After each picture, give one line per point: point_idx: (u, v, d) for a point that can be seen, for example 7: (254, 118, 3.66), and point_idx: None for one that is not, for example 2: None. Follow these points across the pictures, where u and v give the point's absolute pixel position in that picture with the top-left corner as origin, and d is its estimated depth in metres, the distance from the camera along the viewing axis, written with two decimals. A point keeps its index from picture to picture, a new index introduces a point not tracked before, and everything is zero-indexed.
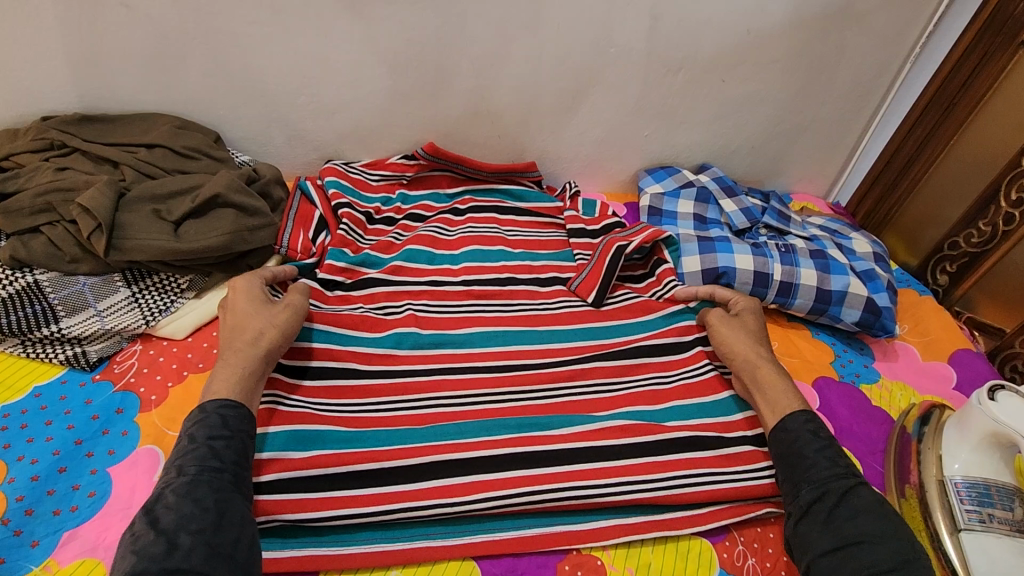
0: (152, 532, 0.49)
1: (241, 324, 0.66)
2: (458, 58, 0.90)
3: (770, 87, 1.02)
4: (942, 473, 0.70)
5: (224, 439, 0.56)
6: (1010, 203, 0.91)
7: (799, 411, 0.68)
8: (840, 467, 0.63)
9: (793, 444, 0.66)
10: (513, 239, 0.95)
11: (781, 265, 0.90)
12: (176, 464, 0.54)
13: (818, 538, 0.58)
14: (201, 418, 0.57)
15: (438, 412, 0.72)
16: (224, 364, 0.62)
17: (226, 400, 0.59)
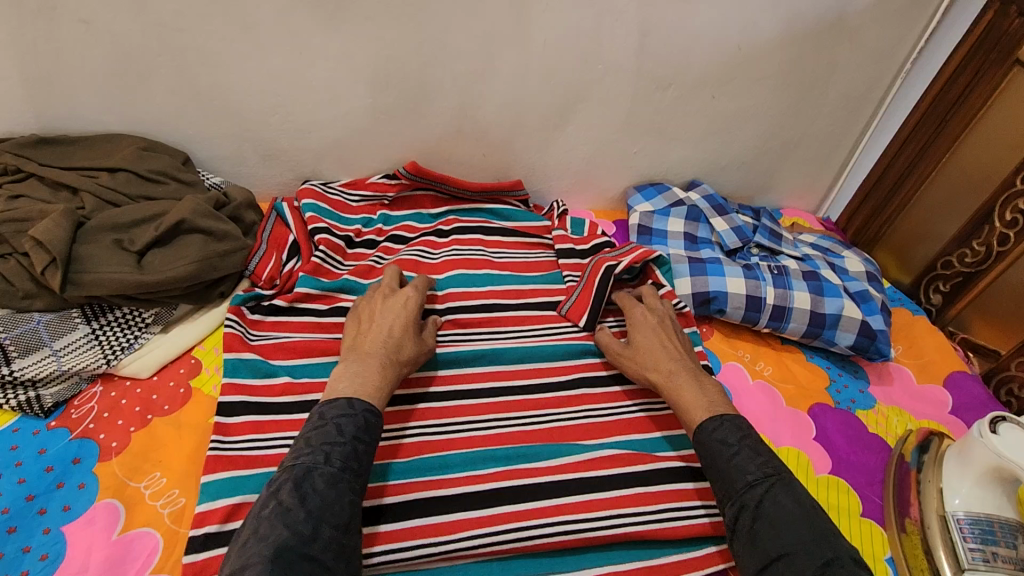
0: (299, 511, 0.50)
1: (393, 338, 0.68)
2: (440, 75, 0.86)
3: (761, 103, 1.00)
4: (943, 508, 0.68)
5: (365, 443, 0.57)
6: (1005, 224, 0.90)
7: (707, 422, 0.65)
8: (755, 474, 0.59)
9: (708, 457, 0.62)
10: (499, 261, 0.92)
11: (773, 288, 0.88)
12: (322, 449, 0.54)
13: (747, 558, 0.55)
14: (349, 412, 0.58)
15: (422, 442, 0.69)
16: (374, 368, 0.64)
17: (372, 407, 0.60)
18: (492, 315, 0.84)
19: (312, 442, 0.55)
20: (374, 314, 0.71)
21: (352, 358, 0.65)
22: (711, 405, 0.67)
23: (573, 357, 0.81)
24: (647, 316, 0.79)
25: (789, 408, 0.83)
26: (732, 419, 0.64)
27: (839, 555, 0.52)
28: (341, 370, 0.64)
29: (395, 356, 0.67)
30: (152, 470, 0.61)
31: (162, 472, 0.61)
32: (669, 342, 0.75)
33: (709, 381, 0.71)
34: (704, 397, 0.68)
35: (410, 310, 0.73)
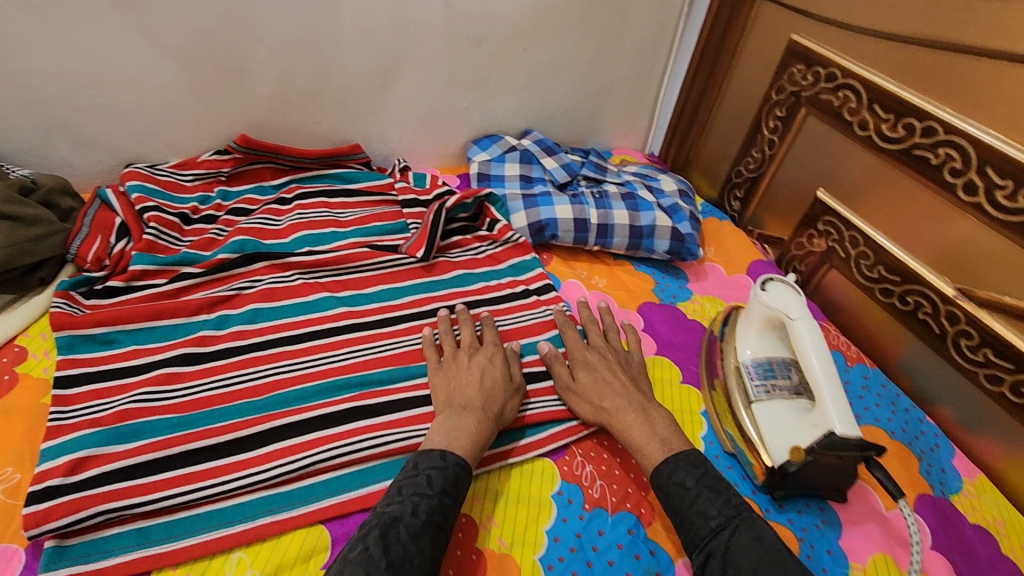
0: (380, 555, 0.50)
1: (486, 390, 0.70)
2: (252, 45, 0.88)
3: (570, 52, 1.11)
4: (738, 360, 0.81)
5: (451, 499, 0.58)
6: (770, 131, 1.05)
7: (663, 465, 0.64)
8: (717, 518, 0.58)
9: (671, 505, 0.61)
10: (344, 220, 0.95)
11: (596, 210, 0.99)
12: (411, 499, 0.56)
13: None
14: (441, 465, 0.59)
15: (276, 380, 0.72)
16: (468, 423, 0.65)
17: (464, 462, 0.61)
18: (340, 256, 0.89)
19: (403, 492, 0.57)
20: (462, 370, 0.73)
21: (450, 411, 0.67)
22: (662, 445, 0.66)
23: (421, 293, 0.89)
24: (590, 353, 0.78)
25: (621, 308, 0.94)
26: (687, 458, 0.64)
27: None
28: (438, 423, 0.65)
29: (491, 409, 0.68)
30: None
31: None
32: (612, 379, 0.75)
33: (657, 414, 0.71)
34: (654, 437, 0.67)
35: (496, 365, 0.74)
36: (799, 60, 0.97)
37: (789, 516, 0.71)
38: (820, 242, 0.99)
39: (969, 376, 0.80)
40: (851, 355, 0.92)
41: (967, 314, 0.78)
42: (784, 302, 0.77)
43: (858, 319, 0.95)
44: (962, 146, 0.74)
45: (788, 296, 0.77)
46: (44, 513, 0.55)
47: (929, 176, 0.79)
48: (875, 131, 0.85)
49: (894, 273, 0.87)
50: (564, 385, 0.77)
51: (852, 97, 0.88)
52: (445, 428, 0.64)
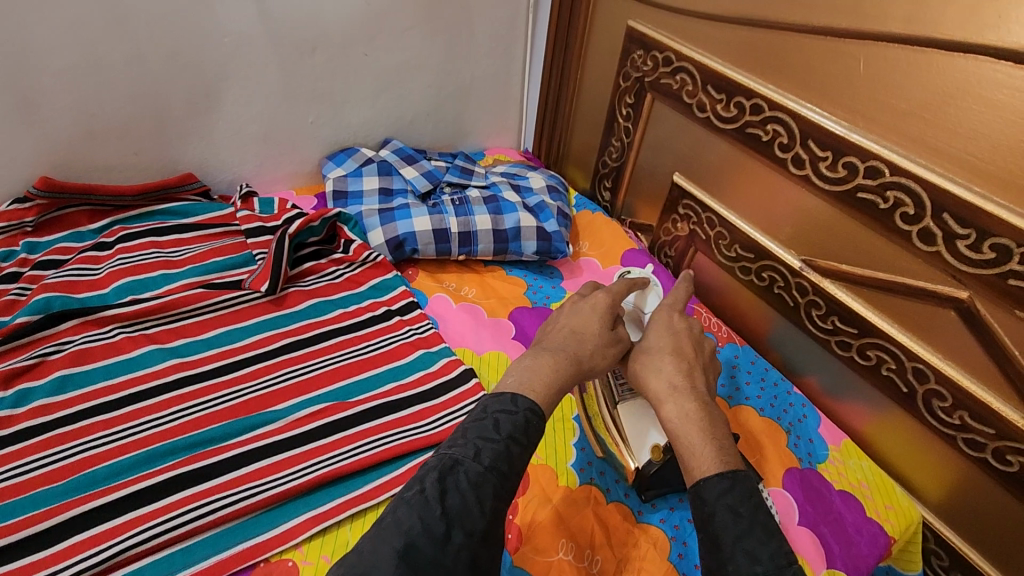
0: (436, 505, 0.43)
1: (582, 334, 0.61)
2: (34, 75, 0.78)
3: (417, 54, 1.06)
4: None
5: (519, 446, 0.48)
6: (624, 118, 1.04)
7: (711, 479, 0.50)
8: (767, 564, 0.44)
9: (710, 526, 0.48)
10: (178, 259, 0.86)
11: (456, 218, 0.95)
12: (474, 442, 0.47)
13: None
14: (512, 409, 0.50)
15: (87, 458, 0.64)
16: (546, 364, 0.55)
17: (539, 410, 0.51)
18: (168, 301, 0.80)
19: (468, 435, 0.48)
20: (564, 314, 0.65)
21: (534, 351, 0.58)
22: (720, 455, 0.52)
23: (267, 331, 0.81)
24: (672, 325, 0.66)
25: (490, 318, 0.90)
26: (747, 482, 0.49)
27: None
28: (519, 360, 0.57)
29: (580, 355, 0.59)
30: None
31: None
32: (686, 362, 0.62)
33: (718, 415, 0.57)
34: (710, 441, 0.53)
35: (599, 314, 0.64)
36: (638, 45, 0.96)
37: (660, 514, 0.69)
38: (683, 226, 0.99)
39: (822, 344, 0.82)
40: (722, 335, 0.93)
41: (813, 284, 0.80)
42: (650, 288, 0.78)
43: (728, 299, 0.96)
44: (785, 121, 0.75)
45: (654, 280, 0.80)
46: None
47: (763, 152, 0.80)
48: (712, 113, 0.85)
49: (748, 250, 0.88)
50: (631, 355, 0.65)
51: (688, 80, 0.88)
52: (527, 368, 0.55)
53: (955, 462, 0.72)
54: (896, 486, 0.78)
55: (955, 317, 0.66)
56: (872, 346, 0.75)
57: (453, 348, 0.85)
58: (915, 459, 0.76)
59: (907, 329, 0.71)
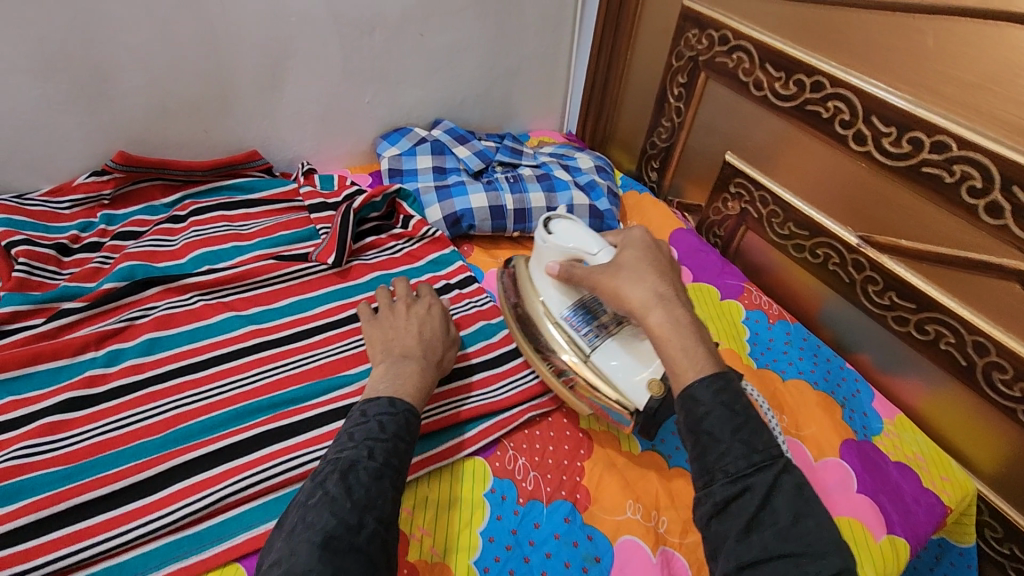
0: (343, 501, 0.48)
1: (423, 340, 0.70)
2: (113, 52, 0.81)
3: (469, 34, 1.07)
4: (554, 316, 0.74)
5: (401, 441, 0.56)
6: (675, 98, 1.05)
7: (700, 381, 0.52)
8: (761, 455, 0.49)
9: (701, 424, 0.51)
10: (247, 232, 0.90)
11: (512, 195, 0.98)
12: (366, 443, 0.54)
13: (738, 552, 0.45)
14: (390, 410, 0.58)
15: (178, 414, 0.67)
16: (412, 371, 0.64)
17: (413, 408, 0.60)
18: (243, 271, 0.83)
19: (355, 437, 0.55)
20: (401, 321, 0.73)
21: (393, 360, 0.66)
22: (710, 354, 0.55)
23: (337, 300, 0.84)
24: (643, 238, 0.67)
25: None
26: (736, 383, 0.53)
27: (845, 558, 0.45)
28: (381, 372, 0.65)
29: (433, 359, 0.69)
30: None
31: None
32: (663, 270, 0.63)
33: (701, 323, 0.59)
34: (695, 345, 0.55)
35: (434, 317, 0.74)
36: (693, 24, 0.97)
37: None
38: (734, 205, 1.00)
39: (878, 319, 0.83)
40: (773, 313, 0.94)
41: (871, 260, 0.81)
42: (577, 236, 0.73)
43: (778, 277, 0.97)
44: (848, 98, 0.76)
45: (579, 227, 0.74)
46: None
47: (823, 129, 0.81)
48: (770, 91, 0.86)
49: (802, 228, 0.89)
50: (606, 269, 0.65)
51: (745, 58, 0.89)
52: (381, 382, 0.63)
53: (1011, 433, 0.73)
54: (951, 459, 0.79)
55: (1019, 291, 0.67)
56: (931, 321, 0.76)
57: None
58: (970, 431, 0.78)
59: (968, 304, 0.72)
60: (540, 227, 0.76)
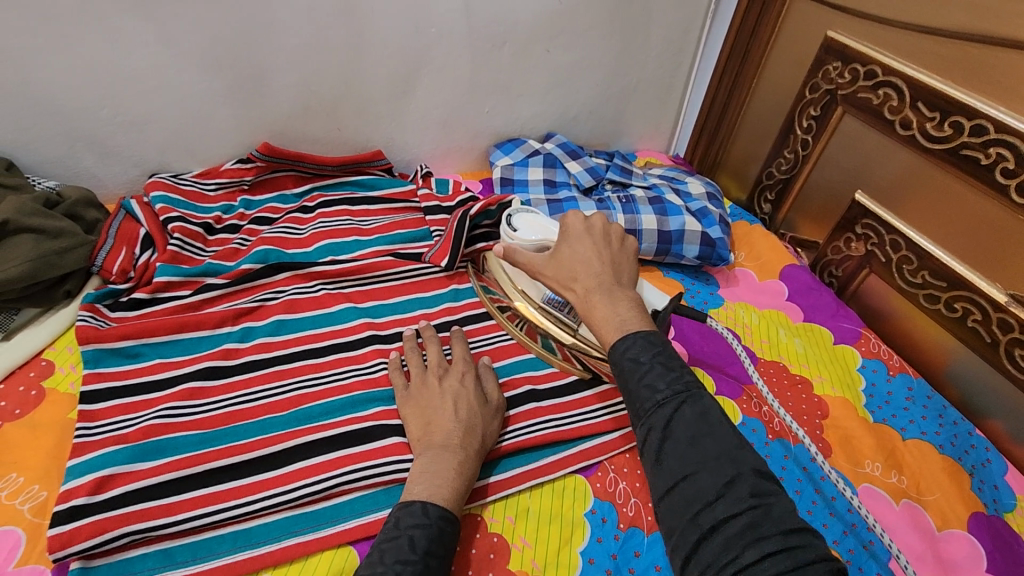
0: None
1: (462, 423, 0.64)
2: (273, 53, 0.87)
3: (594, 52, 1.08)
4: (538, 302, 0.80)
5: (436, 557, 0.52)
6: (804, 130, 1.02)
7: (619, 342, 0.59)
8: (664, 392, 0.54)
9: (620, 377, 0.58)
10: (368, 228, 0.94)
11: (624, 215, 0.97)
12: (395, 567, 0.49)
13: (656, 482, 0.52)
14: (423, 522, 0.53)
15: (299, 395, 0.71)
16: (449, 468, 0.59)
17: (447, 514, 0.55)
18: (363, 264, 0.87)
19: (384, 559, 0.50)
20: (437, 398, 0.67)
21: (429, 452, 0.61)
22: (619, 322, 0.61)
23: (448, 302, 0.87)
24: (576, 227, 0.72)
25: None
26: (647, 337, 0.59)
27: (740, 468, 0.48)
28: (417, 469, 0.59)
29: (470, 444, 0.62)
30: (7, 472, 0.59)
31: (18, 472, 0.59)
32: (594, 256, 0.68)
33: (622, 295, 0.64)
34: (614, 315, 0.62)
35: (470, 389, 0.68)
36: (835, 57, 0.94)
37: (834, 535, 0.68)
38: (858, 246, 0.95)
39: (1022, 387, 0.76)
40: (893, 365, 0.88)
41: (1020, 322, 0.74)
42: (542, 226, 0.78)
43: (900, 326, 0.91)
44: (1014, 145, 0.70)
45: (541, 218, 0.79)
46: (69, 535, 0.53)
47: (979, 176, 0.75)
48: (919, 130, 0.82)
49: (939, 278, 0.83)
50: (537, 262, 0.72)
51: (893, 94, 0.85)
52: (412, 482, 0.58)
53: None
54: None
55: None
56: None
57: None
58: None
59: None
60: (506, 225, 0.80)
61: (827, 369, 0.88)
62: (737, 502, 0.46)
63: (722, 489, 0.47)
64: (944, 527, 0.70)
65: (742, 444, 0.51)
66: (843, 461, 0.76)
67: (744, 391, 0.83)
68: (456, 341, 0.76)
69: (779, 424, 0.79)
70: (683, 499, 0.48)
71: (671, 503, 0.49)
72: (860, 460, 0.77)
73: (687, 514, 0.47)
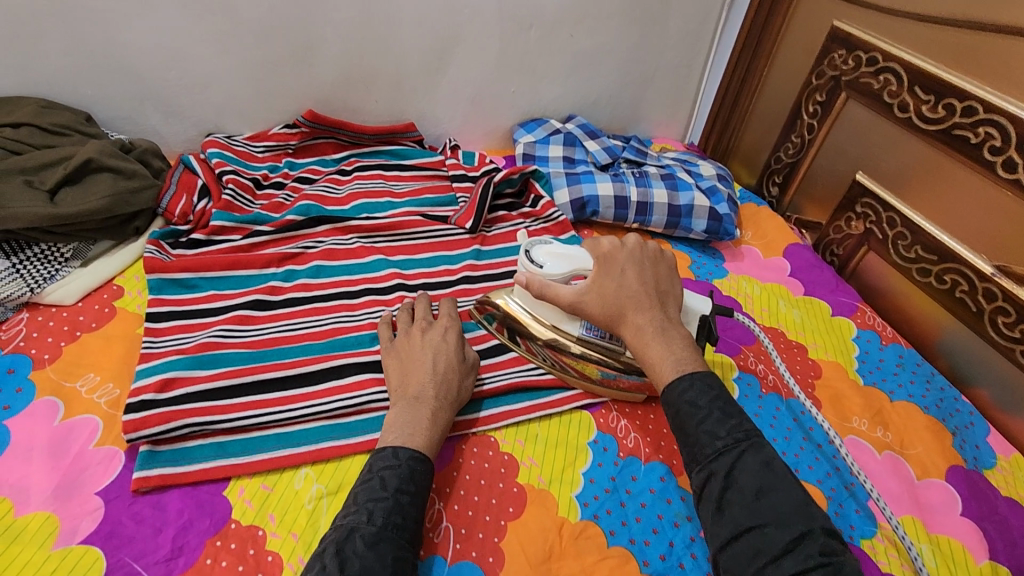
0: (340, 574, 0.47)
1: (439, 376, 0.68)
2: (321, 27, 0.96)
3: (615, 39, 1.15)
4: (571, 334, 0.74)
5: (409, 495, 0.55)
6: (810, 115, 1.08)
7: (675, 382, 0.59)
8: (724, 440, 0.56)
9: (675, 418, 0.58)
10: (400, 191, 1.02)
11: (636, 188, 1.04)
12: (367, 505, 0.53)
13: (715, 530, 0.53)
14: (393, 463, 0.57)
15: (334, 327, 0.78)
16: (423, 417, 0.63)
17: (419, 454, 0.59)
18: (394, 222, 0.96)
19: (359, 499, 0.54)
20: (418, 351, 0.71)
21: (403, 402, 0.65)
22: (677, 364, 0.60)
23: (470, 259, 0.94)
24: (617, 253, 0.68)
25: None
26: (702, 378, 0.59)
27: (810, 525, 0.49)
28: (393, 415, 0.63)
29: (443, 398, 0.67)
30: (86, 371, 0.68)
31: (95, 372, 0.68)
32: (641, 284, 0.65)
33: (674, 331, 0.63)
34: (670, 355, 0.61)
35: (450, 346, 0.72)
36: (841, 45, 1.00)
37: (818, 476, 0.74)
38: (858, 225, 1.01)
39: (1005, 353, 0.81)
40: (886, 335, 0.94)
41: (1003, 291, 0.79)
42: (567, 258, 0.72)
43: (896, 301, 0.97)
44: (1001, 124, 0.76)
45: (562, 248, 0.73)
46: (140, 421, 0.61)
47: (968, 154, 0.81)
48: (916, 113, 0.87)
49: (931, 253, 0.88)
50: (577, 291, 0.67)
51: (893, 80, 0.91)
52: (388, 426, 0.62)
53: None
54: None
55: None
56: None
57: None
58: None
59: None
60: (524, 261, 0.74)
61: (822, 336, 0.94)
62: (807, 561, 0.47)
63: (790, 545, 0.48)
64: (923, 477, 0.75)
65: (809, 501, 0.52)
66: (832, 416, 0.82)
67: (742, 350, 0.89)
68: (443, 304, 0.79)
69: (773, 380, 0.85)
70: (749, 552, 0.49)
71: (735, 553, 0.50)
72: (848, 416, 0.82)
73: (753, 565, 0.49)
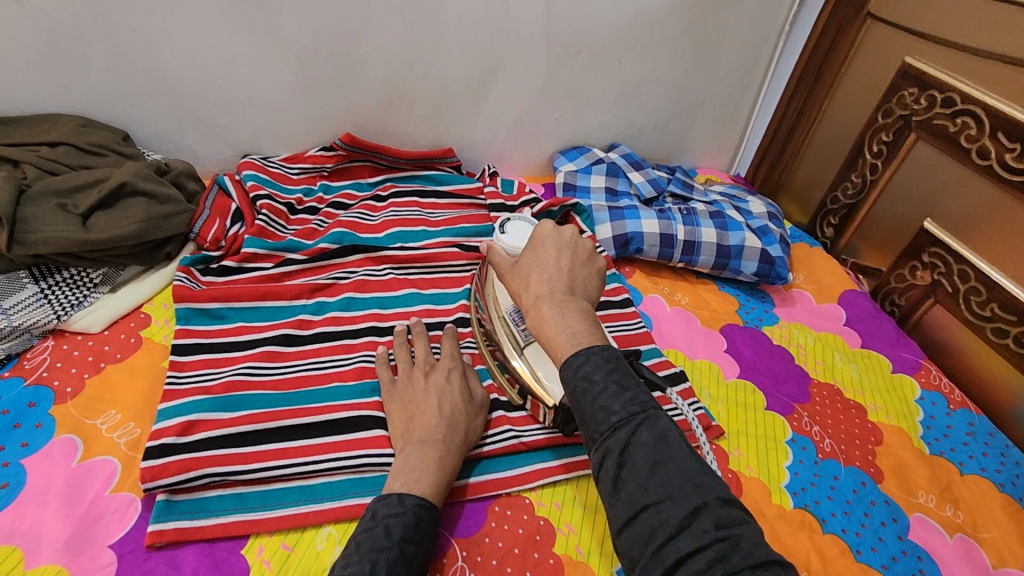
0: None
1: (445, 419, 0.64)
2: (365, 50, 0.93)
3: (665, 67, 1.10)
4: (501, 310, 0.75)
5: (414, 545, 0.52)
6: (873, 155, 1.02)
7: (571, 357, 0.50)
8: (620, 413, 0.46)
9: (572, 398, 0.49)
10: (435, 220, 0.98)
11: (684, 226, 0.99)
12: (369, 555, 0.49)
13: (612, 512, 0.44)
14: (399, 511, 0.54)
15: (364, 367, 0.75)
16: (431, 465, 0.59)
17: (425, 502, 0.56)
18: (430, 253, 0.92)
19: (359, 548, 0.50)
20: (421, 395, 0.67)
21: (410, 448, 0.61)
22: (571, 337, 0.52)
23: None
24: (544, 233, 0.62)
25: (703, 327, 0.93)
26: (600, 351, 0.50)
27: (705, 496, 0.42)
28: (398, 464, 0.60)
29: (452, 443, 0.63)
30: (108, 408, 0.65)
31: (117, 409, 0.65)
32: (556, 264, 0.58)
33: (576, 306, 0.55)
34: (564, 327, 0.53)
35: (454, 385, 0.68)
36: (912, 83, 0.94)
37: (882, 559, 0.67)
38: (924, 275, 0.94)
39: None
40: (954, 399, 0.86)
41: None
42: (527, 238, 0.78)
43: (965, 361, 0.89)
44: None
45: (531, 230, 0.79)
46: (159, 469, 0.58)
47: None
48: (997, 160, 0.81)
49: (1009, 312, 0.81)
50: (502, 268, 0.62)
51: (972, 123, 0.84)
52: (391, 477, 0.59)
53: None
54: None
55: None
56: None
57: (664, 349, 0.88)
58: None
59: None
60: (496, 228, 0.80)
61: (882, 395, 0.87)
62: (702, 536, 0.40)
63: (686, 523, 0.41)
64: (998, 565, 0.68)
65: (704, 466, 0.44)
66: (896, 488, 0.75)
67: (795, 409, 0.83)
68: (443, 337, 0.75)
69: (831, 445, 0.78)
70: (644, 537, 0.41)
71: (632, 541, 0.42)
72: (913, 490, 0.75)
73: (649, 548, 0.41)
